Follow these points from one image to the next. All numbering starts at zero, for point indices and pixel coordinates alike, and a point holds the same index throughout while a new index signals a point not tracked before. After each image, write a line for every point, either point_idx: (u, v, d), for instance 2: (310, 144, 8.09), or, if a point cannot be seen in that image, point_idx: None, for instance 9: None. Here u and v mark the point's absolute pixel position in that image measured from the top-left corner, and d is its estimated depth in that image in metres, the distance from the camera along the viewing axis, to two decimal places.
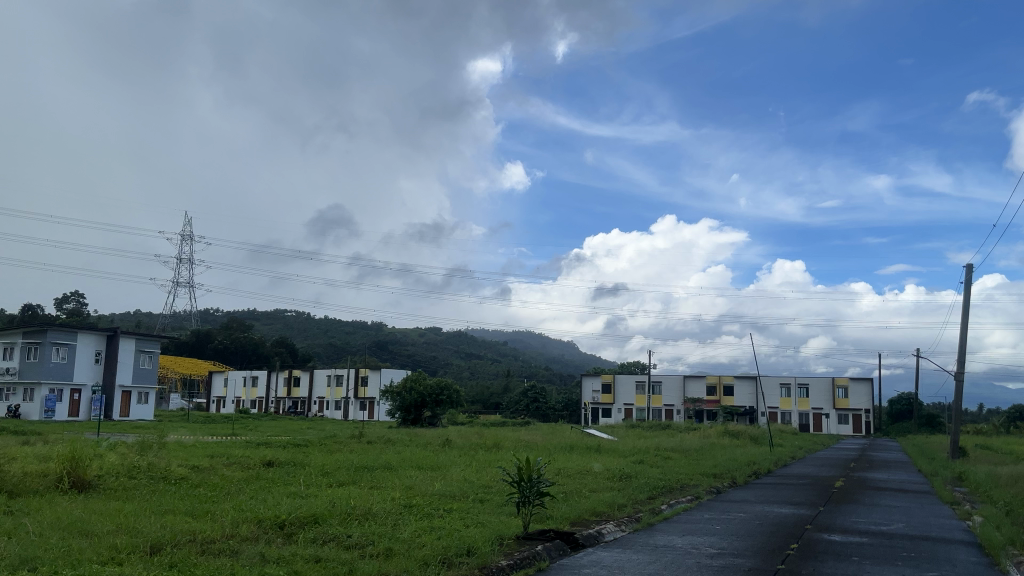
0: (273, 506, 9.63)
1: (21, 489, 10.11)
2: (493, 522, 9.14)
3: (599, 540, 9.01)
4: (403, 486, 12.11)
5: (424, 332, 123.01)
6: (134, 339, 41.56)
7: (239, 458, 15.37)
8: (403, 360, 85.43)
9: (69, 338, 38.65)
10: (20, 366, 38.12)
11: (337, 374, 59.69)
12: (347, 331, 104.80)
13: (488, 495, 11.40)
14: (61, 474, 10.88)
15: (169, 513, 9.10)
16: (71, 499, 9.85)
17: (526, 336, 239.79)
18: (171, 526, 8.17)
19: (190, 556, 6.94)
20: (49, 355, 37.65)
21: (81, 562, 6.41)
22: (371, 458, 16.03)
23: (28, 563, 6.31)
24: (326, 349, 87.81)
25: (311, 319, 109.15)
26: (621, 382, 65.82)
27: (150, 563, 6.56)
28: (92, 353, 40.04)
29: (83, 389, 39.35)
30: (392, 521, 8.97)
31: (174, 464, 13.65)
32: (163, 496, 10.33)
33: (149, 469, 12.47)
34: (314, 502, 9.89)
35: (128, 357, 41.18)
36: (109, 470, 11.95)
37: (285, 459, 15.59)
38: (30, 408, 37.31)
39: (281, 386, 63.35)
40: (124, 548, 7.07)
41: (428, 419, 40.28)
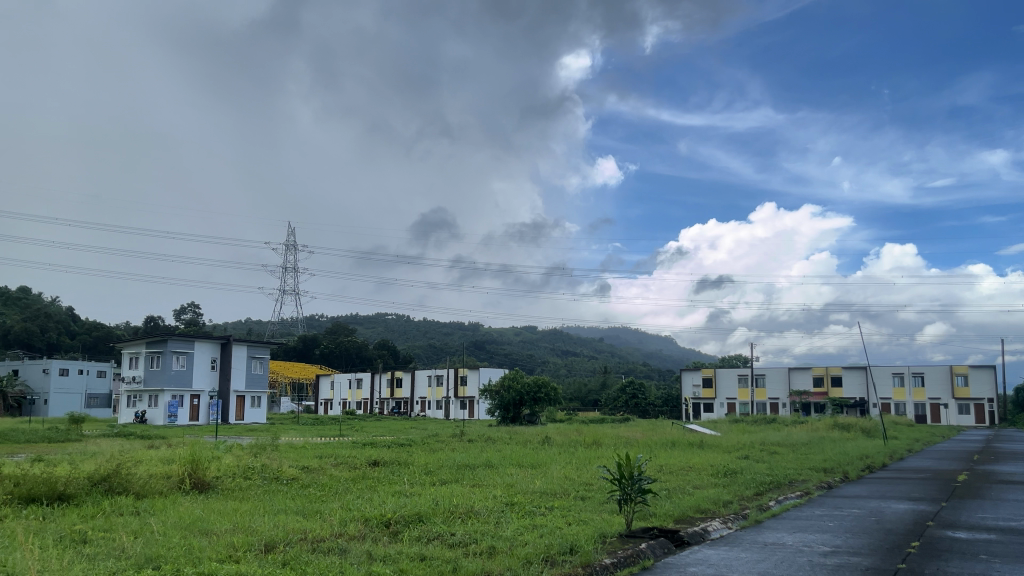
0: (379, 505, 9.89)
1: (146, 490, 10.75)
2: (595, 519, 9.10)
3: (705, 538, 8.84)
4: (504, 483, 12.23)
5: (521, 331, 123.70)
6: (246, 345, 43.34)
7: (346, 458, 15.90)
8: (501, 359, 86.21)
9: (187, 347, 40.86)
10: (144, 374, 40.51)
11: (438, 374, 60.75)
12: (446, 332, 106.53)
13: (589, 493, 11.35)
14: (182, 476, 11.53)
15: (282, 512, 9.48)
16: (193, 500, 10.39)
17: (623, 331, 237.72)
18: (283, 525, 8.54)
19: (303, 553, 7.21)
20: (170, 363, 39.99)
21: (200, 559, 6.76)
22: (473, 457, 16.26)
23: (152, 562, 6.70)
24: (426, 350, 89.53)
25: (410, 321, 111.40)
26: (723, 376, 64.46)
27: (265, 561, 6.84)
28: (209, 359, 42.15)
29: (202, 395, 41.41)
30: (495, 519, 9.05)
31: (285, 465, 14.24)
32: (277, 495, 10.79)
33: (263, 470, 13.03)
34: (419, 502, 10.10)
35: (242, 363, 43.06)
36: (226, 472, 12.59)
37: (390, 458, 16.04)
38: (155, 413, 39.66)
39: (384, 387, 64.93)
40: (241, 545, 7.44)
41: (528, 417, 40.44)
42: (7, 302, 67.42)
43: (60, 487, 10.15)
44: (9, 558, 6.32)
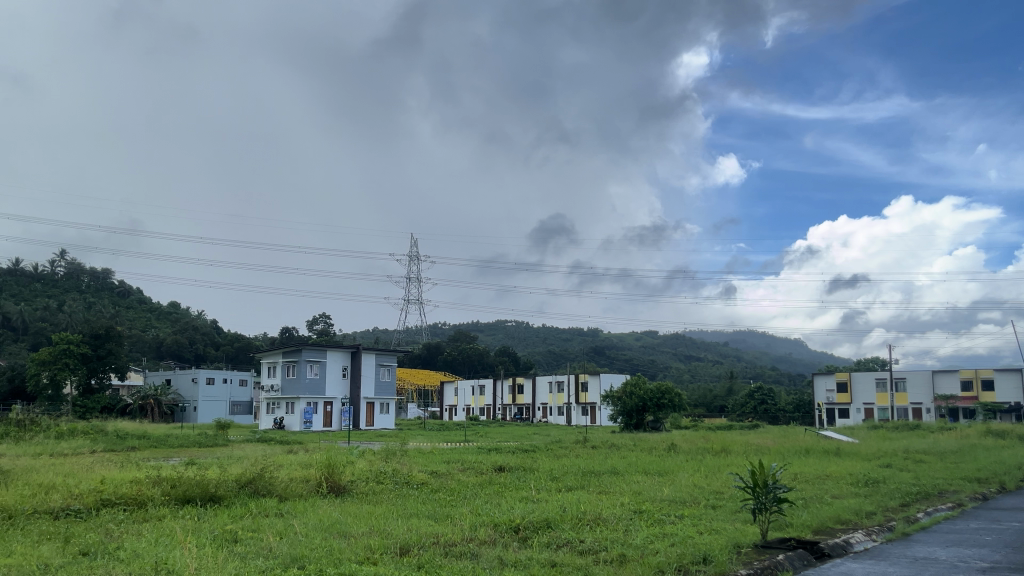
0: (507, 510, 9.98)
1: (288, 493, 11.32)
2: (728, 529, 8.84)
3: (847, 551, 8.41)
4: (631, 491, 12.06)
5: (641, 337, 122.10)
6: (374, 353, 44.82)
7: (472, 464, 16.17)
8: (622, 365, 85.45)
9: (320, 356, 42.78)
10: (282, 383, 42.68)
11: (559, 380, 60.83)
12: (565, 338, 106.64)
13: (722, 501, 11.04)
14: (320, 479, 12.06)
15: (415, 516, 9.74)
16: (331, 503, 10.86)
17: (748, 335, 230.53)
18: (416, 529, 8.78)
19: (436, 557, 7.40)
20: (305, 372, 41.98)
21: (340, 561, 7.05)
22: (599, 463, 16.13)
23: (298, 561, 7.04)
24: (546, 356, 89.95)
25: (530, 328, 112.11)
26: (858, 380, 61.22)
27: (401, 563, 7.06)
28: (340, 367, 43.93)
29: (334, 402, 43.19)
30: (624, 527, 8.96)
31: (415, 470, 14.64)
32: (410, 500, 11.08)
33: (393, 475, 13.44)
34: (547, 508, 10.12)
35: (371, 370, 44.54)
36: (359, 475, 13.08)
37: (515, 464, 16.19)
38: (292, 420, 41.73)
39: (506, 394, 65.60)
40: (378, 547, 7.69)
41: (652, 423, 39.82)
42: (160, 316, 72.84)
43: (211, 489, 10.84)
44: (171, 555, 6.80)
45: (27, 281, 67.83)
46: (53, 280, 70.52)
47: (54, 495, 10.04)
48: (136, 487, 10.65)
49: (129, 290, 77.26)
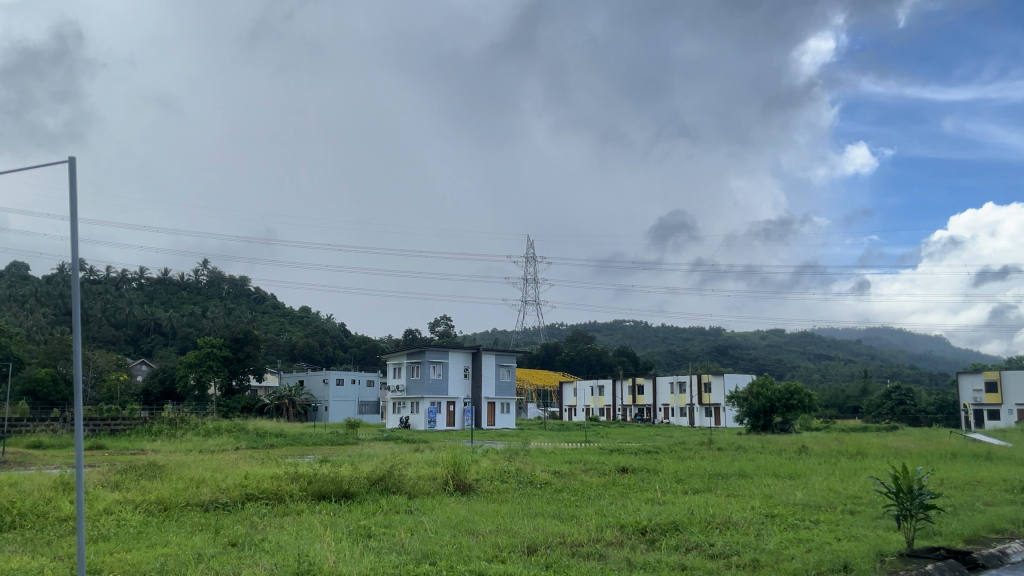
0: (634, 512, 9.87)
1: (416, 490, 11.63)
2: (869, 535, 8.41)
3: (1004, 562, 7.82)
4: (762, 494, 11.65)
5: (766, 335, 118.10)
6: (494, 354, 45.39)
7: (595, 464, 16.12)
8: (746, 364, 82.91)
9: (442, 357, 43.78)
10: (407, 383, 44.00)
11: (680, 381, 59.70)
12: (685, 337, 104.56)
13: (860, 507, 10.49)
14: (446, 477, 12.32)
15: (541, 516, 9.79)
16: (458, 501, 11.07)
17: (882, 333, 218.55)
18: (543, 528, 8.82)
19: (564, 557, 7.41)
20: (428, 372, 43.08)
21: (471, 558, 7.18)
22: (726, 466, 15.69)
23: (429, 557, 7.20)
24: (666, 356, 88.49)
25: (649, 327, 110.47)
26: (1009, 379, 56.82)
27: (530, 562, 7.11)
28: (462, 368, 44.78)
29: (457, 402, 44.05)
30: (755, 531, 8.68)
31: (538, 469, 14.73)
32: (535, 500, 11.14)
33: (517, 474, 13.57)
34: (675, 510, 9.93)
35: (491, 371, 45.12)
36: (484, 474, 13.28)
37: (639, 465, 16.00)
38: (417, 419, 42.95)
39: (626, 394, 64.95)
40: (506, 546, 7.77)
41: (780, 425, 38.41)
42: (292, 321, 76.58)
43: (345, 485, 11.27)
44: (312, 548, 7.12)
45: (174, 289, 72.89)
46: (197, 288, 75.49)
47: (204, 489, 10.74)
48: (276, 482, 11.23)
49: (265, 295, 81.64)
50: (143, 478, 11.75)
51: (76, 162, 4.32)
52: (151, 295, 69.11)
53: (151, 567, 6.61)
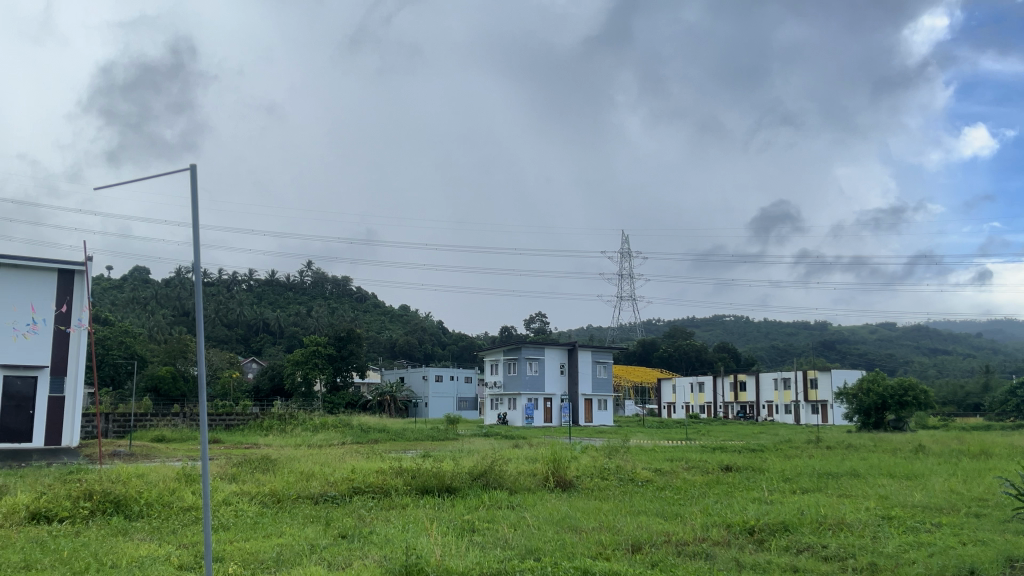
0: (741, 511, 9.61)
1: (517, 486, 11.70)
2: (997, 540, 7.90)
3: None
4: (877, 495, 11.15)
5: (876, 329, 113.03)
6: (590, 350, 45.24)
7: (698, 462, 15.80)
8: (855, 360, 79.54)
9: (539, 353, 43.91)
10: (504, 379, 44.32)
11: (784, 377, 57.83)
12: (789, 331, 101.24)
13: (985, 510, 9.89)
14: (547, 474, 12.33)
15: (644, 513, 9.66)
16: (559, 497, 11.04)
17: (1004, 326, 205.67)
18: (647, 526, 8.70)
19: (669, 556, 7.27)
20: (525, 369, 43.29)
21: (575, 555, 7.16)
22: (835, 465, 15.08)
23: (533, 553, 7.22)
24: (769, 352, 85.93)
25: (750, 321, 107.52)
26: None
27: (634, 560, 7.01)
28: (558, 365, 44.79)
29: (554, 398, 44.09)
30: (871, 534, 8.30)
31: (639, 467, 14.55)
32: (636, 497, 11.00)
33: (618, 471, 13.46)
34: (783, 510, 9.61)
35: (588, 367, 44.92)
36: (584, 471, 13.20)
37: (743, 464, 15.58)
38: (514, 415, 43.25)
39: (728, 391, 63.43)
40: (609, 544, 7.70)
41: (894, 423, 36.72)
42: (392, 319, 78.44)
43: (447, 480, 11.43)
44: (419, 542, 7.24)
45: (281, 290, 75.83)
46: (302, 288, 78.30)
47: (314, 483, 11.12)
48: (380, 476, 11.51)
49: (366, 295, 83.89)
50: (257, 472, 12.27)
51: (195, 171, 4.43)
52: (260, 296, 72.14)
53: (268, 557, 6.87)
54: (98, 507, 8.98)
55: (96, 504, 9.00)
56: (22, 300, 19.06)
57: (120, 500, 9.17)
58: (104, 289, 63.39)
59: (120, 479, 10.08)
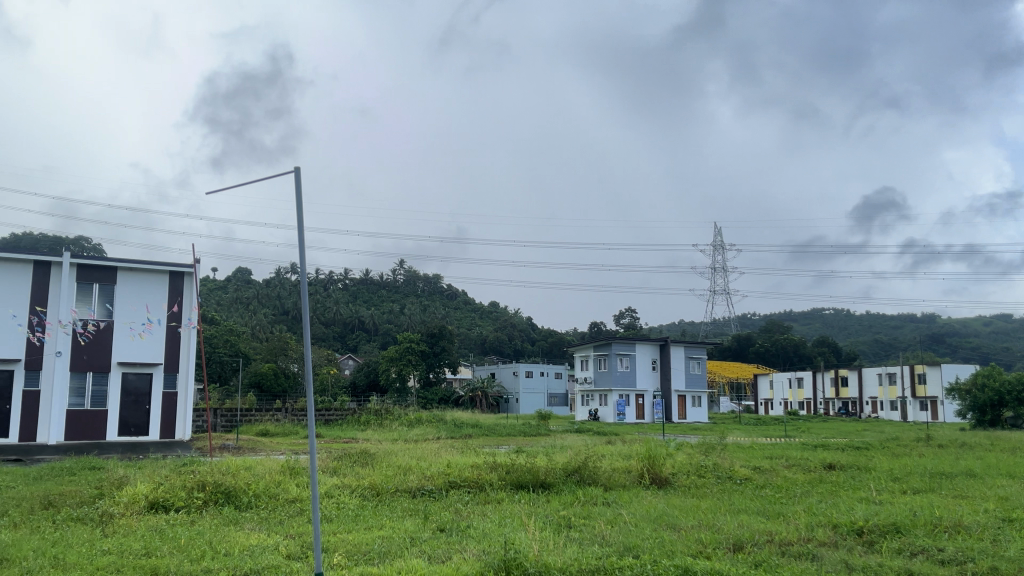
0: (847, 511, 9.24)
1: (612, 483, 11.62)
2: None
3: None
4: (996, 496, 10.54)
5: (989, 321, 106.95)
6: (683, 345, 44.48)
7: (799, 460, 15.31)
8: (967, 353, 75.46)
9: (629, 349, 43.53)
10: (595, 375, 44.07)
11: (890, 372, 55.46)
12: (894, 324, 96.90)
13: None
14: (642, 471, 12.20)
15: (744, 512, 9.42)
16: (656, 494, 10.90)
17: None
18: (748, 525, 8.47)
19: (773, 556, 7.06)
20: (616, 365, 42.99)
21: (676, 552, 7.03)
22: (948, 464, 14.35)
23: (632, 550, 7.14)
24: (872, 346, 82.51)
25: (852, 314, 103.38)
26: None
27: (737, 559, 6.83)
28: (650, 360, 44.27)
29: (646, 394, 43.60)
30: (992, 537, 7.83)
31: (736, 464, 14.23)
32: (736, 496, 10.74)
33: (715, 468, 13.18)
34: (893, 510, 9.18)
35: (680, 363, 44.22)
36: (680, 469, 12.98)
37: (848, 462, 14.97)
38: (606, 412, 42.99)
39: (828, 387, 61.35)
40: (709, 542, 7.54)
41: (1011, 421, 34.54)
42: (482, 316, 79.25)
43: (542, 476, 11.45)
44: (515, 537, 7.25)
45: (374, 288, 77.75)
46: (394, 286, 80.04)
47: (411, 476, 11.34)
48: (476, 471, 11.64)
49: (456, 292, 85.00)
50: (357, 465, 12.61)
51: (301, 176, 4.59)
52: (355, 294, 74.15)
53: (371, 549, 7.03)
54: (210, 497, 9.41)
55: (208, 495, 9.44)
56: (138, 300, 20.18)
57: (230, 490, 9.58)
58: (210, 290, 66.44)
59: (230, 471, 10.54)
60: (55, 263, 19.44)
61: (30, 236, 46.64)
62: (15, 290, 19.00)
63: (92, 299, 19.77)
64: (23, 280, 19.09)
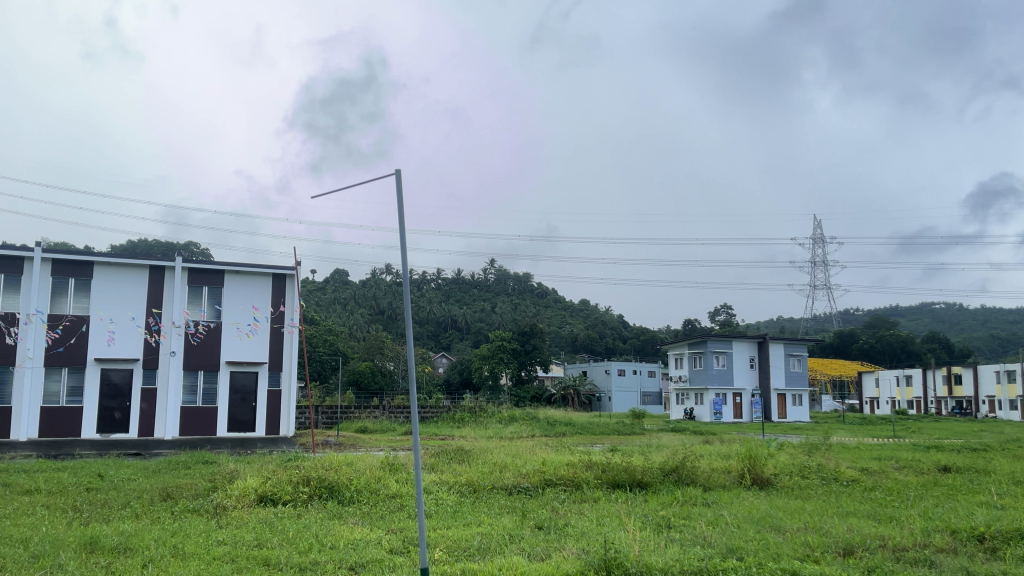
0: (967, 516, 8.74)
1: (711, 484, 11.35)
2: None
3: None
4: None
5: None
6: (782, 343, 43.13)
7: (911, 462, 14.58)
8: None
9: (726, 347, 42.53)
10: (690, 373, 43.27)
11: (1008, 369, 52.28)
12: (1013, 318, 91.23)
13: None
14: (742, 471, 11.89)
15: (853, 515, 9.04)
16: (758, 495, 10.59)
17: None
18: (858, 529, 8.11)
19: (887, 562, 6.73)
20: (712, 363, 42.07)
21: (783, 555, 6.81)
22: None
23: (736, 553, 6.95)
24: (988, 342, 77.92)
25: (965, 308, 97.91)
26: None
27: (848, 565, 6.56)
28: (747, 358, 43.13)
29: (744, 393, 42.53)
30: None
31: (843, 465, 13.67)
32: (843, 498, 10.32)
33: (820, 469, 12.69)
34: (1018, 516, 8.62)
35: (780, 361, 42.90)
36: (783, 469, 12.57)
37: (965, 465, 14.14)
38: (702, 411, 42.14)
39: (940, 385, 58.35)
40: (817, 546, 7.27)
41: None
42: (573, 314, 79.06)
43: (639, 475, 11.30)
44: (615, 536, 7.16)
45: (466, 287, 78.70)
46: (486, 286, 80.82)
47: (508, 474, 11.39)
48: (572, 470, 11.58)
49: (547, 290, 85.08)
50: (454, 462, 12.76)
51: (401, 177, 4.65)
52: (447, 293, 75.27)
53: (471, 545, 7.09)
54: (315, 491, 9.71)
55: (313, 489, 9.74)
56: (245, 302, 21.08)
57: (333, 485, 9.85)
58: (310, 290, 68.79)
59: (333, 467, 10.85)
60: (168, 267, 20.50)
61: (144, 242, 49.34)
62: (132, 294, 20.13)
63: (202, 301, 20.74)
64: (140, 283, 20.22)
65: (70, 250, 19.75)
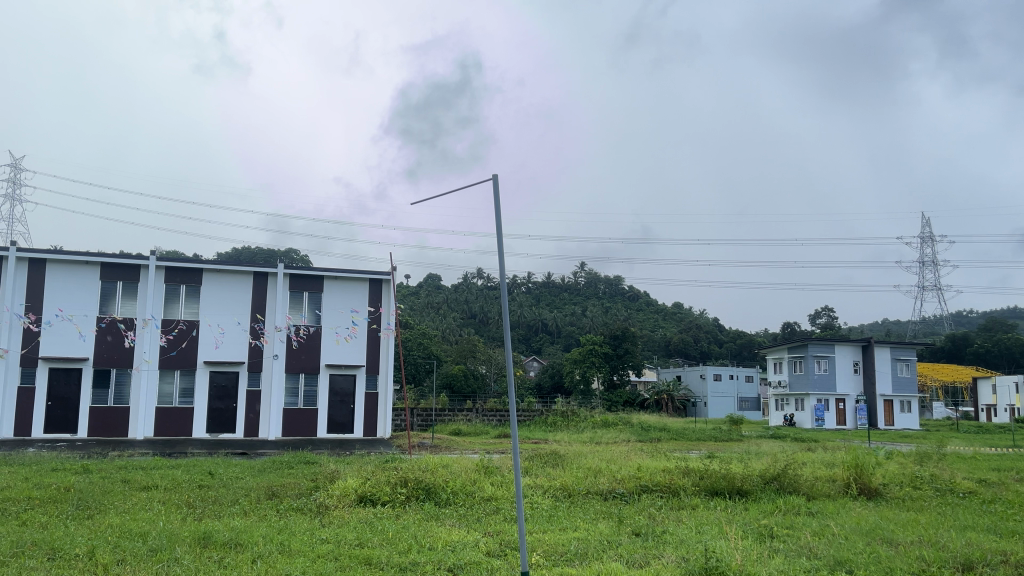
0: None
1: (814, 492, 10.93)
2: None
3: None
4: None
5: None
6: (889, 346, 41.28)
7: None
8: None
9: (827, 351, 41.03)
10: (790, 379, 41.94)
11: None
12: None
13: None
14: (848, 479, 11.40)
15: (972, 529, 8.52)
16: (865, 506, 10.13)
17: None
18: (976, 543, 7.63)
19: None
20: (813, 368, 40.66)
21: (896, 569, 6.48)
22: None
23: (844, 565, 6.67)
24: None
25: None
26: None
27: None
28: (851, 363, 41.44)
29: (847, 399, 40.88)
30: None
31: (958, 476, 12.93)
32: (959, 510, 9.74)
33: (933, 480, 12.01)
34: None
35: (886, 365, 41.04)
36: (892, 478, 12.01)
37: None
38: (802, 417, 40.60)
39: None
40: (933, 560, 6.89)
41: None
42: (667, 317, 77.74)
43: (737, 482, 10.99)
44: (716, 545, 6.98)
45: (557, 291, 78.62)
46: (577, 289, 80.47)
47: (602, 478, 11.29)
48: (669, 476, 11.36)
49: (639, 293, 84.09)
50: (547, 466, 12.75)
51: (498, 184, 4.70)
52: (538, 298, 75.39)
53: (568, 549, 7.06)
54: (412, 492, 9.85)
55: (410, 490, 9.88)
56: (343, 307, 21.70)
57: (429, 487, 9.99)
58: (404, 295, 70.19)
59: (430, 469, 11.02)
60: (271, 273, 21.30)
61: (247, 250, 51.46)
62: (238, 300, 20.99)
63: (303, 306, 21.46)
64: (245, 290, 21.08)
65: (182, 259, 20.80)
